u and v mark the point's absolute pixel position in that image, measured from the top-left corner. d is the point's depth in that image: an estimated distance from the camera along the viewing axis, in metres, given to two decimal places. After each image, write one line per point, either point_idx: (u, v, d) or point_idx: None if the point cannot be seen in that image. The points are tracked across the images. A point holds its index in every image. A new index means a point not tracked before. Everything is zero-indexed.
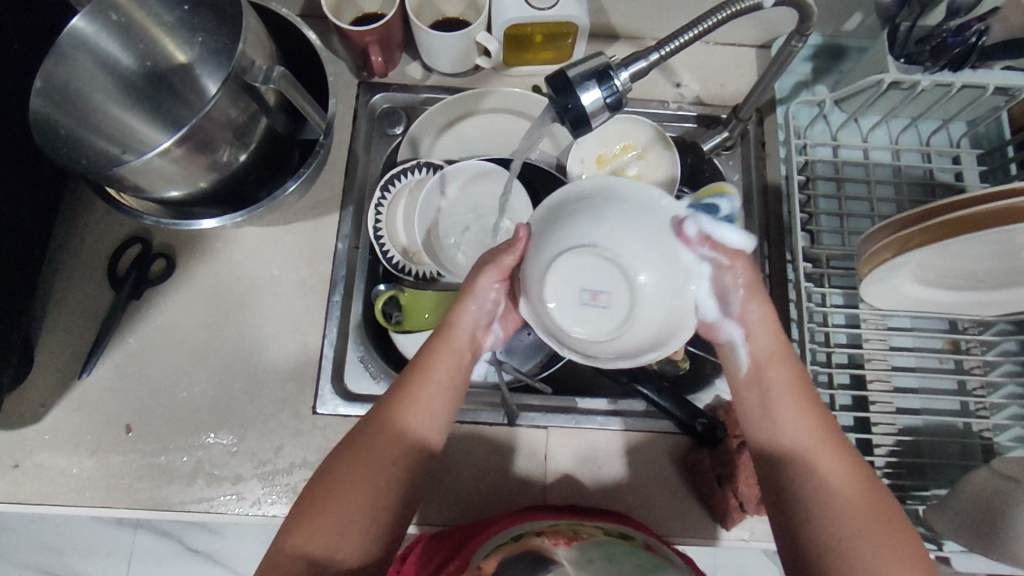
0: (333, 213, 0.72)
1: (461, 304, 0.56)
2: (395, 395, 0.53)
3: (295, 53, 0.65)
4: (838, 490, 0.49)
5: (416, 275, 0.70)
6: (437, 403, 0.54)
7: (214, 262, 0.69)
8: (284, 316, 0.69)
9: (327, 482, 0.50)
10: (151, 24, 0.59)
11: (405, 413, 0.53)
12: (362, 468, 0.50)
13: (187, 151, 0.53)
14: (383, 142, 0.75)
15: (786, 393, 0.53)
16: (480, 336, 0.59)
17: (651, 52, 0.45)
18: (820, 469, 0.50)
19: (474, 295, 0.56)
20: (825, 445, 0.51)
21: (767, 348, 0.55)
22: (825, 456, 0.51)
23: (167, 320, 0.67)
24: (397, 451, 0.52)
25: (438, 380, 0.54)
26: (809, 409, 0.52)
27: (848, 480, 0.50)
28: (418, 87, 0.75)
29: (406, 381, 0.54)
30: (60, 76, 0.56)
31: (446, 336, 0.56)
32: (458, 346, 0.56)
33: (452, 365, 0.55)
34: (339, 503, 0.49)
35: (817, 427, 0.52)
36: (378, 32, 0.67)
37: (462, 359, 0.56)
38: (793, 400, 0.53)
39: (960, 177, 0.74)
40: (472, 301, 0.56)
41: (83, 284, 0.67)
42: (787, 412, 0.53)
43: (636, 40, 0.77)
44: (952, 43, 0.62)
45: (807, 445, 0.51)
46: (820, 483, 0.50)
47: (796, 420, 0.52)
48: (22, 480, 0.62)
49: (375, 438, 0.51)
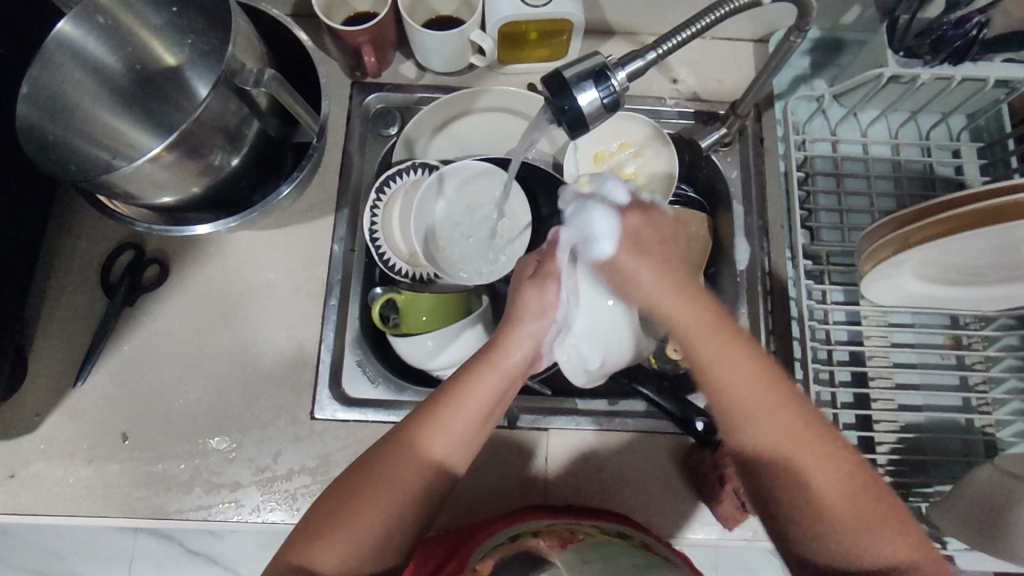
0: (328, 216, 0.71)
1: (520, 322, 0.54)
2: (426, 417, 0.51)
3: (286, 53, 0.63)
4: (812, 471, 0.48)
5: (412, 277, 0.69)
6: (469, 433, 0.52)
7: (208, 267, 0.69)
8: (280, 320, 0.68)
9: (341, 500, 0.49)
10: (139, 27, 0.58)
11: (432, 439, 0.50)
12: (387, 495, 0.49)
13: (178, 156, 0.52)
14: (378, 143, 0.74)
15: (727, 369, 0.49)
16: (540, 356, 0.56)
17: (648, 51, 0.44)
18: (772, 437, 0.48)
19: (535, 313, 0.54)
20: (797, 430, 0.48)
21: (741, 371, 0.49)
22: (794, 436, 0.48)
23: (161, 328, 0.67)
24: (421, 477, 0.50)
25: (475, 409, 0.51)
26: (746, 356, 0.49)
27: (820, 470, 0.48)
28: (412, 87, 0.74)
29: (434, 405, 0.51)
30: (47, 82, 0.55)
31: (493, 355, 0.53)
32: (503, 375, 0.52)
33: (493, 391, 0.52)
34: (354, 527, 0.49)
35: (779, 404, 0.49)
36: (370, 32, 0.66)
37: (505, 382, 0.53)
38: (744, 373, 0.49)
39: (960, 171, 0.73)
40: (528, 323, 0.54)
41: (76, 291, 0.66)
42: (722, 369, 0.49)
43: (632, 36, 0.76)
44: (953, 36, 0.61)
45: (766, 438, 0.49)
46: (786, 459, 0.48)
47: (755, 389, 0.49)
48: (17, 490, 0.62)
49: (398, 461, 0.50)
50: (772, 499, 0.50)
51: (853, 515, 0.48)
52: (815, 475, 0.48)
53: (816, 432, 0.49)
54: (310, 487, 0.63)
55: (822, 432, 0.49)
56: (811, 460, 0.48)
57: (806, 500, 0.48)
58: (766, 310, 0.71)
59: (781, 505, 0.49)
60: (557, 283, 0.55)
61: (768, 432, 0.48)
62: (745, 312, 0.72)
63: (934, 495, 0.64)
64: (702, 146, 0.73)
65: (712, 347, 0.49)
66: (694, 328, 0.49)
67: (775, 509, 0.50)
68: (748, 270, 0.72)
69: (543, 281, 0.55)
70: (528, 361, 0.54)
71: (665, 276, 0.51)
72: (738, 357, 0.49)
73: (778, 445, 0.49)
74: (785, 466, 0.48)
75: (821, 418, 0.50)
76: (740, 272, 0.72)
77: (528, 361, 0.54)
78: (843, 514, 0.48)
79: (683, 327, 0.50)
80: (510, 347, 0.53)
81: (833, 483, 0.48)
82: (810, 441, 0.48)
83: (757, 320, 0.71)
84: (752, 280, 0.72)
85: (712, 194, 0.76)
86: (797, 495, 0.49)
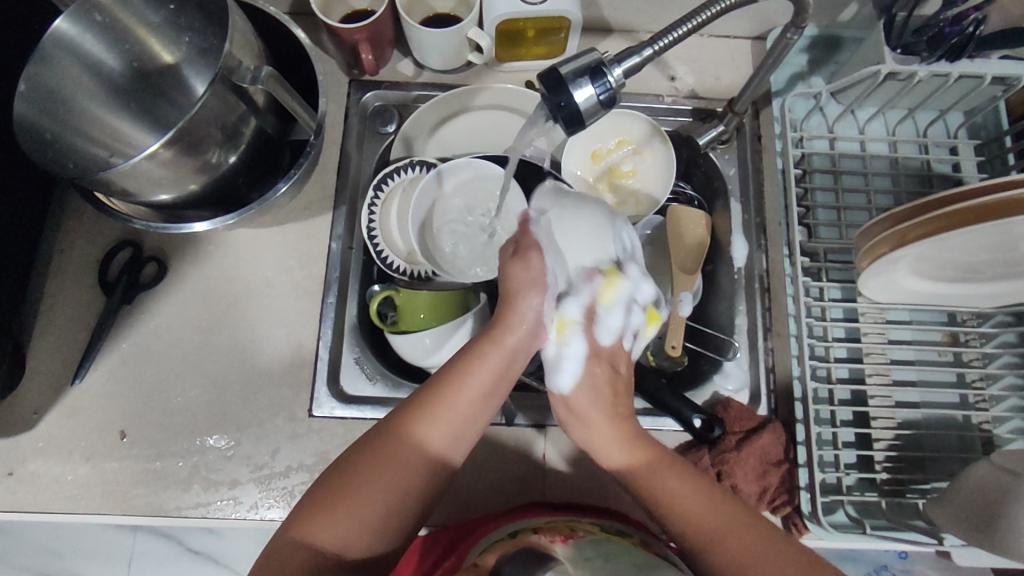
0: (326, 213, 0.71)
1: (519, 297, 0.53)
2: (429, 394, 0.52)
3: (284, 51, 0.63)
4: (688, 508, 0.50)
5: (411, 275, 0.70)
6: (472, 414, 0.52)
7: (206, 265, 0.69)
8: (279, 318, 0.68)
9: (344, 482, 0.49)
10: (136, 24, 0.58)
11: (431, 425, 0.51)
12: (393, 469, 0.49)
13: (175, 153, 0.52)
14: (376, 141, 0.74)
15: (600, 423, 0.54)
16: (543, 328, 0.55)
17: (645, 47, 0.44)
18: (654, 479, 0.52)
19: (532, 286, 0.53)
20: (657, 462, 0.53)
21: (619, 429, 0.54)
22: (653, 470, 0.53)
23: (159, 325, 0.67)
24: (427, 455, 0.50)
25: (478, 388, 0.52)
26: (625, 426, 0.55)
27: (685, 502, 0.51)
28: (410, 85, 0.74)
29: (431, 392, 0.52)
30: (44, 79, 0.55)
31: (496, 335, 0.53)
32: (506, 353, 0.53)
33: (495, 371, 0.53)
34: (360, 501, 0.48)
35: (645, 452, 0.54)
36: (367, 29, 0.66)
37: (507, 363, 0.53)
38: (607, 432, 0.54)
39: (958, 168, 0.73)
40: (529, 297, 0.53)
41: (74, 289, 0.67)
42: (598, 420, 0.55)
43: (629, 33, 0.76)
44: (949, 33, 0.61)
45: (620, 457, 0.54)
46: (670, 500, 0.51)
47: (620, 444, 0.54)
48: (15, 488, 0.62)
49: (399, 445, 0.50)
50: (683, 543, 0.50)
51: (740, 543, 0.48)
52: (668, 486, 0.52)
53: (679, 467, 0.53)
54: (308, 485, 0.63)
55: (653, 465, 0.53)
56: (681, 495, 0.51)
57: (703, 540, 0.49)
58: (764, 307, 0.71)
59: (693, 554, 0.49)
60: (538, 252, 0.55)
61: (658, 476, 0.52)
62: (742, 310, 0.72)
63: (931, 491, 0.64)
64: (698, 143, 0.73)
65: (604, 420, 0.55)
66: (593, 411, 0.55)
67: (689, 550, 0.50)
68: (745, 268, 0.73)
69: (525, 252, 0.55)
70: (528, 342, 0.54)
71: (603, 371, 0.56)
72: (625, 409, 0.56)
73: (682, 498, 0.51)
74: (675, 506, 0.51)
75: (687, 465, 0.54)
76: (738, 269, 0.73)
77: (528, 344, 0.54)
78: (732, 551, 0.48)
79: (574, 407, 0.55)
80: (511, 328, 0.53)
81: (709, 517, 0.50)
82: (676, 475, 0.52)
83: (755, 317, 0.71)
84: (749, 277, 0.72)
85: (708, 189, 0.76)
86: (686, 535, 0.50)
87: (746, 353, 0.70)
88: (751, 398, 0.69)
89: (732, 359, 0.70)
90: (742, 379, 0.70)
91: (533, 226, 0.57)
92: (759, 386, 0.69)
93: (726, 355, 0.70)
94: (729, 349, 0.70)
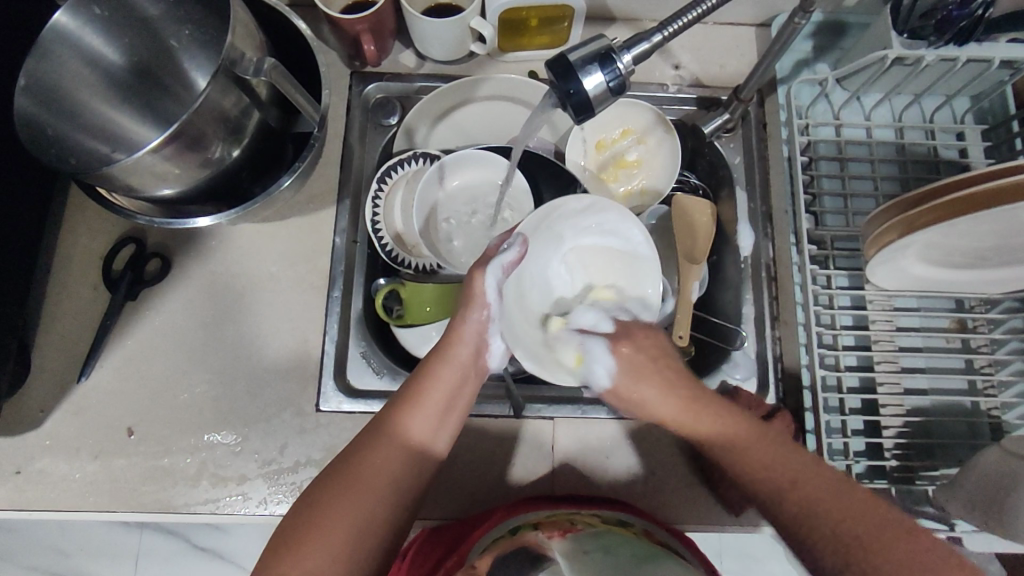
0: (330, 208, 0.71)
1: (461, 316, 0.56)
2: (395, 408, 0.54)
3: (285, 43, 0.63)
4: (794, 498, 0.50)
5: (416, 268, 0.69)
6: (435, 423, 0.54)
7: (210, 260, 0.68)
8: (285, 311, 0.68)
9: (319, 497, 0.50)
10: (134, 17, 0.58)
11: (409, 423, 0.53)
12: (360, 485, 0.51)
13: (177, 148, 0.52)
14: (378, 133, 0.73)
15: (708, 423, 0.53)
16: (485, 348, 0.57)
17: (653, 33, 0.43)
18: (755, 458, 0.51)
19: (473, 303, 0.55)
20: (756, 434, 0.52)
21: (669, 408, 0.53)
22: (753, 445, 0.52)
23: (164, 321, 0.66)
24: (394, 463, 0.52)
25: (434, 402, 0.54)
26: (711, 406, 0.53)
27: (811, 482, 0.50)
28: (412, 76, 0.73)
29: (407, 396, 0.54)
30: (44, 74, 0.55)
31: (448, 347, 0.55)
32: (457, 369, 0.55)
33: (449, 387, 0.55)
34: (330, 528, 0.49)
35: (739, 437, 0.52)
36: (369, 20, 0.65)
37: (461, 376, 0.56)
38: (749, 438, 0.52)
39: (964, 154, 0.73)
40: (472, 313, 0.56)
41: (78, 286, 0.66)
42: (704, 416, 0.53)
43: (633, 21, 0.76)
44: (958, 16, 0.61)
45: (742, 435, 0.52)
46: (774, 477, 0.50)
47: (711, 418, 0.53)
48: (24, 486, 0.61)
49: (381, 443, 0.53)
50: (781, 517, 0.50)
51: (832, 501, 0.49)
52: (774, 462, 0.51)
53: (771, 439, 0.52)
54: (317, 479, 0.63)
55: (761, 431, 0.53)
56: (763, 461, 0.51)
57: (795, 500, 0.49)
58: (770, 296, 0.71)
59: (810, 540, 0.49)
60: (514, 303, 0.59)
61: (729, 440, 0.52)
62: (749, 299, 0.71)
63: (941, 478, 0.64)
64: (703, 132, 0.72)
65: (703, 412, 0.53)
66: (682, 415, 0.53)
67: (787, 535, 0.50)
68: (752, 257, 0.72)
69: (471, 302, 0.55)
70: (474, 358, 0.56)
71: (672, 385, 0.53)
72: (705, 403, 0.53)
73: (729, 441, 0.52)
74: (782, 484, 0.50)
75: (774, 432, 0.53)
76: (744, 258, 0.72)
77: (478, 355, 0.57)
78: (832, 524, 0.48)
79: (668, 416, 0.53)
80: (464, 339, 0.56)
81: (828, 484, 0.50)
82: (766, 450, 0.52)
83: (762, 306, 0.71)
84: (755, 266, 0.72)
85: (712, 178, 0.74)
86: (775, 504, 0.50)
87: (752, 343, 0.70)
88: (760, 388, 0.69)
89: (740, 348, 0.70)
90: (750, 368, 0.69)
91: (484, 270, 0.55)
92: (767, 376, 0.69)
93: (734, 343, 0.70)
94: (737, 339, 0.70)
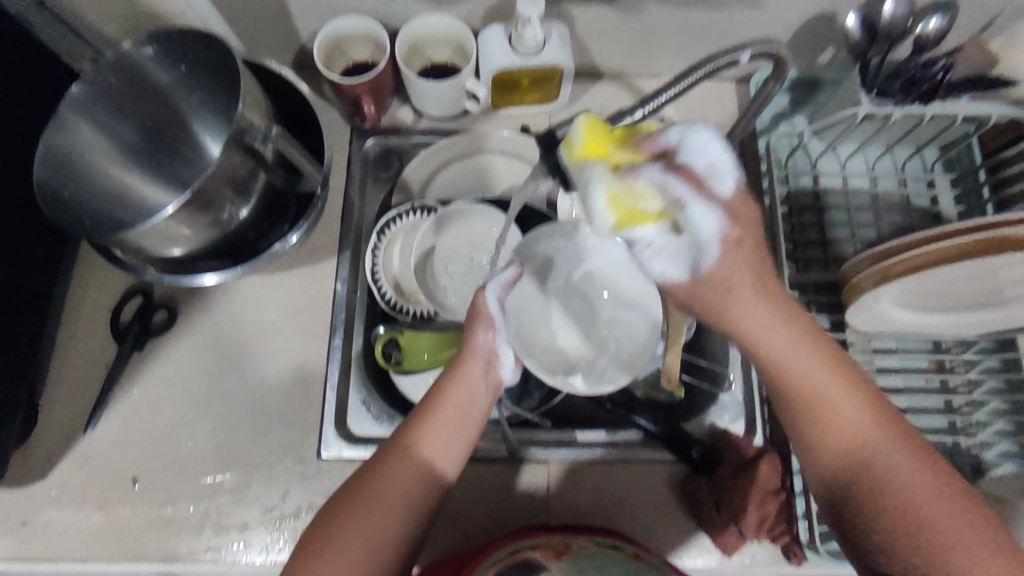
0: (332, 259, 0.73)
1: (470, 334, 0.60)
2: (415, 421, 0.56)
3: (289, 106, 0.66)
4: (835, 418, 0.50)
5: (412, 315, 0.72)
6: (452, 433, 0.56)
7: (215, 310, 0.71)
8: (287, 358, 0.70)
9: (337, 515, 0.52)
10: (147, 87, 0.61)
11: (426, 433, 0.56)
12: (378, 496, 0.53)
13: (188, 211, 0.55)
14: (378, 186, 0.77)
15: (846, 406, 0.50)
16: (496, 362, 0.60)
17: (635, 110, 0.48)
18: (869, 458, 0.50)
19: (479, 322, 0.59)
20: (872, 435, 0.50)
21: (769, 328, 0.47)
22: (880, 441, 0.50)
23: (170, 371, 0.68)
24: (412, 474, 0.54)
25: (448, 415, 0.56)
26: (871, 402, 0.50)
27: (910, 493, 0.49)
28: (410, 132, 0.77)
29: (427, 406, 0.57)
30: (63, 143, 0.58)
31: (460, 361, 0.59)
32: (467, 384, 0.58)
33: (463, 400, 0.57)
34: (348, 537, 0.51)
35: (875, 425, 0.50)
36: (369, 83, 0.69)
37: (475, 390, 0.58)
38: (852, 410, 0.50)
39: (936, 200, 0.77)
40: (479, 331, 0.59)
41: (85, 339, 0.68)
42: (848, 408, 0.50)
43: (619, 78, 0.80)
44: (921, 78, 0.66)
45: (850, 430, 0.50)
46: (863, 460, 0.50)
47: (858, 410, 0.50)
48: (29, 537, 0.63)
49: (398, 457, 0.55)
50: (860, 519, 0.50)
51: (933, 518, 0.48)
52: (845, 414, 0.50)
53: (896, 429, 0.50)
54: None
55: (885, 419, 0.50)
56: (889, 463, 0.49)
57: (898, 518, 0.49)
58: None
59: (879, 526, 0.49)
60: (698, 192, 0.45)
61: (852, 428, 0.50)
62: None
63: None
64: None
65: (845, 401, 0.50)
66: (820, 392, 0.49)
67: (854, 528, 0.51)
68: None
69: (476, 323, 0.60)
70: (484, 374, 0.59)
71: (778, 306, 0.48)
72: (847, 370, 0.50)
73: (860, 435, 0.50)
74: (861, 464, 0.50)
75: (902, 420, 0.51)
76: None
77: (489, 372, 0.59)
78: (938, 531, 0.48)
79: (826, 390, 0.49)
80: (472, 356, 0.59)
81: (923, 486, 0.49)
82: (845, 394, 0.50)
83: None
84: None
85: None
86: (893, 519, 0.49)
87: (741, 384, 0.73)
88: (748, 428, 0.71)
89: (727, 390, 0.72)
90: (738, 410, 0.72)
91: (485, 288, 0.60)
92: (755, 417, 0.71)
93: (722, 386, 0.72)
94: (723, 380, 0.72)
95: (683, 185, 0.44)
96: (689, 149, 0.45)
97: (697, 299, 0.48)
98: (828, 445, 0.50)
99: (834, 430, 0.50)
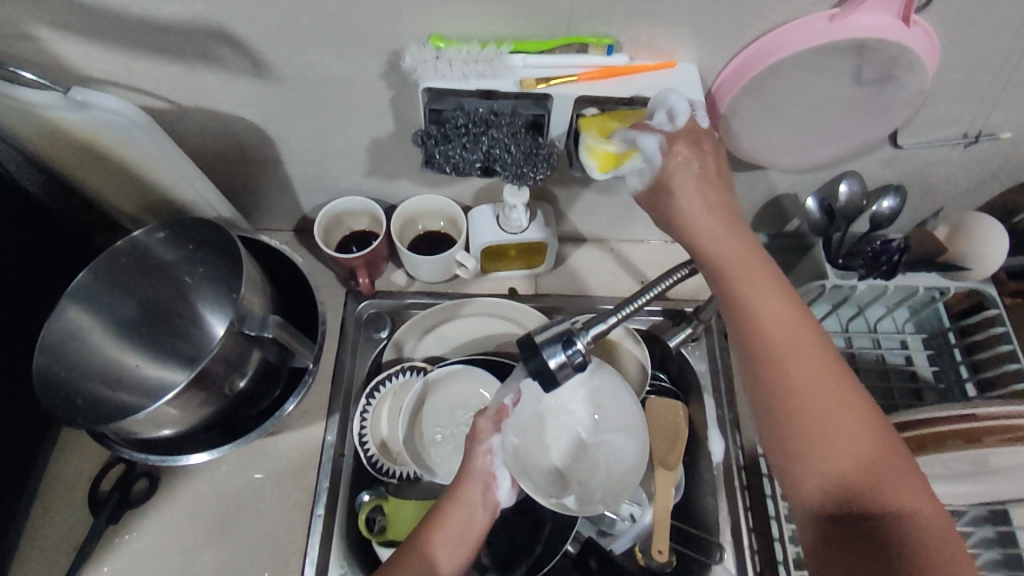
0: (320, 422, 0.74)
1: (471, 451, 0.59)
2: (420, 534, 0.55)
3: (291, 280, 0.72)
4: (801, 385, 0.45)
5: (399, 477, 0.71)
6: (457, 547, 0.55)
7: (198, 478, 0.70)
8: (267, 530, 0.68)
9: None
10: (152, 268, 0.65)
11: (432, 545, 0.54)
12: None
13: (180, 395, 0.56)
14: (369, 345, 0.79)
15: (816, 387, 0.45)
16: (495, 483, 0.58)
17: (610, 314, 0.49)
18: (839, 419, 0.45)
19: (479, 441, 0.59)
20: (845, 397, 0.45)
21: (785, 314, 0.47)
22: (856, 433, 0.45)
23: (144, 546, 0.66)
24: None
25: (453, 528, 0.55)
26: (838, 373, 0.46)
27: (905, 497, 0.44)
28: (402, 294, 0.81)
29: (432, 519, 0.56)
30: (66, 324, 0.62)
31: (463, 476, 0.58)
32: (470, 501, 0.57)
33: (466, 516, 0.56)
34: None
35: (854, 415, 0.45)
36: (364, 257, 0.73)
37: (479, 507, 0.57)
38: (826, 420, 0.45)
39: (911, 359, 0.79)
40: (479, 449, 0.59)
41: (62, 511, 0.67)
42: (822, 396, 0.45)
43: (601, 243, 0.85)
44: (882, 252, 0.72)
45: (819, 403, 0.45)
46: (827, 415, 0.45)
47: (822, 374, 0.45)
48: None
49: (409, 561, 0.53)
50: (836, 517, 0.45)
51: (923, 532, 0.43)
52: (822, 412, 0.45)
53: (887, 448, 0.45)
54: None
55: (864, 419, 0.45)
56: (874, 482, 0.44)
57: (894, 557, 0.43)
58: (745, 505, 0.72)
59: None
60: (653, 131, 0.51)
61: (833, 455, 0.44)
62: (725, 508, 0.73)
63: None
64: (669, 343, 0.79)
65: (804, 344, 0.46)
66: (779, 337, 0.46)
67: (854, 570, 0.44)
68: (724, 464, 0.75)
69: (475, 441, 0.59)
70: (487, 493, 0.58)
71: (725, 215, 0.48)
72: (822, 380, 0.45)
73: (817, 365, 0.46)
74: (833, 433, 0.44)
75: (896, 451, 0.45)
76: (717, 464, 0.75)
77: (490, 491, 0.58)
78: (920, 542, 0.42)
79: (784, 352, 0.46)
80: (474, 473, 0.58)
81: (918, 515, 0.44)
82: (816, 343, 0.46)
83: (737, 516, 0.72)
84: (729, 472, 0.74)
85: (683, 382, 0.81)
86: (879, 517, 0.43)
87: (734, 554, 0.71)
88: None
89: (720, 562, 0.70)
90: None
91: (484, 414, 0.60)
92: None
93: (716, 557, 0.70)
94: (716, 551, 0.71)
95: (635, 129, 0.52)
96: (656, 103, 0.52)
97: (657, 206, 0.52)
98: (794, 423, 0.45)
99: (802, 428, 0.45)
